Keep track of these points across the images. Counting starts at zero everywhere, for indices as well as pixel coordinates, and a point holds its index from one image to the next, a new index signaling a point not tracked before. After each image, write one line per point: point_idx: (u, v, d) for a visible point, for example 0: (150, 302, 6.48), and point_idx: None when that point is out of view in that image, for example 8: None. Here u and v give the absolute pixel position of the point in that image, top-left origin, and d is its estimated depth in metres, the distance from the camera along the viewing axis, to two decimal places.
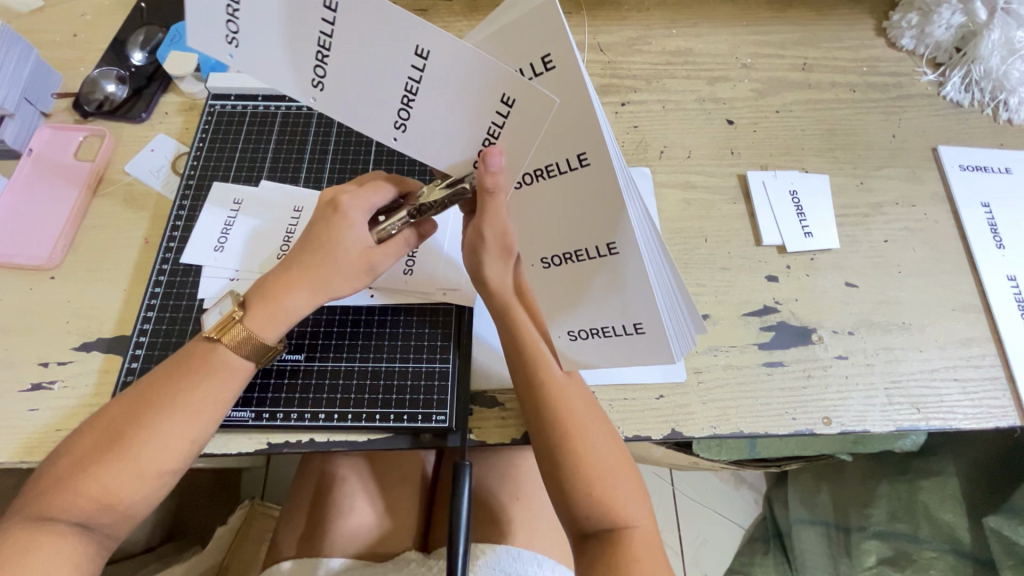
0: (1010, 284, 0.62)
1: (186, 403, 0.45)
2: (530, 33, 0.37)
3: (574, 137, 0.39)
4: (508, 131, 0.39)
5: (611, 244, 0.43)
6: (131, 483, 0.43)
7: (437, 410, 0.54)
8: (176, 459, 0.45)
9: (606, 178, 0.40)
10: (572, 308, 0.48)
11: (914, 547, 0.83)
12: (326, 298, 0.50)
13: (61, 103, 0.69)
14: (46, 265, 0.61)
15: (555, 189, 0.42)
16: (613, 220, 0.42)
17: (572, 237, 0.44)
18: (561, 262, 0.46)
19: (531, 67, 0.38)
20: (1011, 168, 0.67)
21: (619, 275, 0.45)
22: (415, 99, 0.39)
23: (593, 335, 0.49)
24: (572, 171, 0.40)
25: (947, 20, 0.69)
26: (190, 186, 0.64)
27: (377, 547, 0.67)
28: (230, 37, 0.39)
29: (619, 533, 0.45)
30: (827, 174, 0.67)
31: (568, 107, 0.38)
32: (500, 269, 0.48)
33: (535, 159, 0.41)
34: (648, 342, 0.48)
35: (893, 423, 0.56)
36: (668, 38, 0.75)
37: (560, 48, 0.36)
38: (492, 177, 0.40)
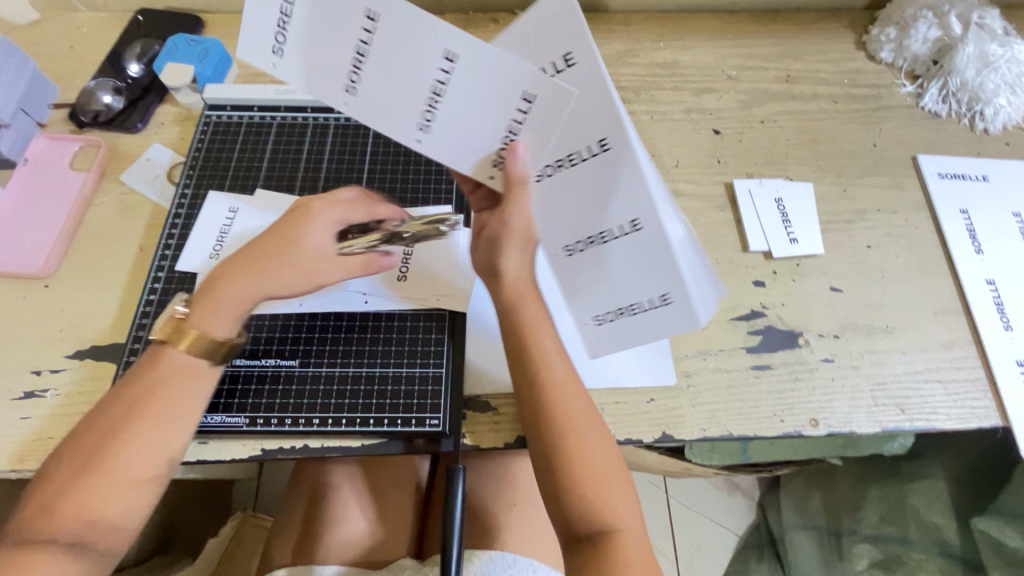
0: (989, 288, 0.63)
1: (150, 408, 0.44)
2: (552, 36, 0.41)
3: (596, 125, 0.42)
4: (531, 123, 0.42)
5: (634, 221, 0.47)
6: (113, 496, 0.43)
7: (431, 414, 0.55)
8: (155, 469, 0.44)
9: (627, 158, 0.44)
10: (598, 292, 0.52)
11: (903, 548, 0.84)
12: (265, 295, 0.49)
13: (58, 114, 0.70)
14: (40, 273, 0.61)
15: (578, 175, 0.45)
16: (635, 197, 0.45)
17: (598, 219, 0.47)
18: (587, 246, 0.49)
19: (553, 65, 0.42)
20: (988, 176, 0.69)
21: (645, 250, 0.48)
22: (440, 100, 0.42)
23: (622, 314, 0.52)
24: (596, 156, 0.43)
25: (923, 34, 0.72)
26: (185, 195, 0.65)
27: (371, 555, 0.67)
28: (277, 48, 0.41)
29: (610, 536, 0.46)
30: (811, 183, 0.69)
31: (591, 97, 0.41)
32: (518, 258, 0.49)
33: (557, 150, 0.44)
34: (674, 316, 0.51)
35: (879, 424, 0.57)
36: (655, 51, 0.77)
37: (580, 45, 0.40)
38: (516, 168, 0.44)
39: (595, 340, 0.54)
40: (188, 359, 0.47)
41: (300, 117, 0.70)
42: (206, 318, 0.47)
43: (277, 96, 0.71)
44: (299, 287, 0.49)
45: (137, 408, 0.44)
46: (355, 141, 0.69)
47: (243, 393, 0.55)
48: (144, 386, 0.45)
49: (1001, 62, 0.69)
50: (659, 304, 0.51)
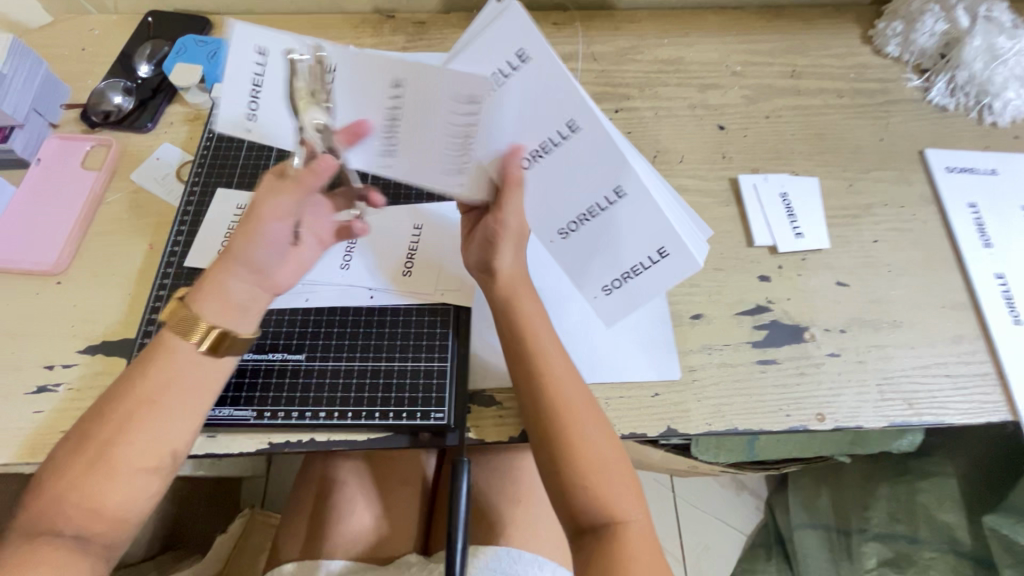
0: (998, 283, 0.63)
1: (149, 398, 0.45)
2: (504, 37, 0.42)
3: (563, 108, 0.44)
4: (509, 120, 0.45)
5: (617, 189, 0.48)
6: (118, 485, 0.43)
7: (436, 407, 0.55)
8: (154, 459, 0.45)
9: (599, 135, 0.45)
10: (603, 261, 0.52)
11: (914, 547, 0.83)
12: (234, 256, 0.47)
13: (69, 114, 0.72)
14: (52, 271, 0.62)
15: (557, 161, 0.47)
16: (614, 165, 0.47)
17: (582, 195, 0.48)
18: (580, 225, 0.50)
19: (509, 64, 0.43)
20: (996, 169, 0.69)
21: (634, 216, 0.49)
22: (400, 121, 0.44)
23: (626, 278, 0.53)
24: (569, 141, 0.45)
25: (930, 27, 0.72)
26: (193, 194, 0.66)
27: (378, 550, 0.67)
28: (250, 112, 0.48)
29: (615, 528, 0.46)
30: (817, 178, 0.69)
31: (553, 80, 0.43)
32: (512, 257, 0.51)
33: (531, 139, 0.46)
34: (673, 270, 0.51)
35: (886, 419, 0.57)
36: (660, 47, 0.77)
37: (529, 39, 0.42)
38: (513, 169, 0.46)
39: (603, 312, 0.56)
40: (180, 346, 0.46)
41: None
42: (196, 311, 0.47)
43: None
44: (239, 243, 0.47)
45: (141, 396, 0.45)
46: None
47: (250, 387, 0.55)
48: (148, 376, 0.46)
49: (1008, 55, 0.69)
50: (657, 260, 0.51)
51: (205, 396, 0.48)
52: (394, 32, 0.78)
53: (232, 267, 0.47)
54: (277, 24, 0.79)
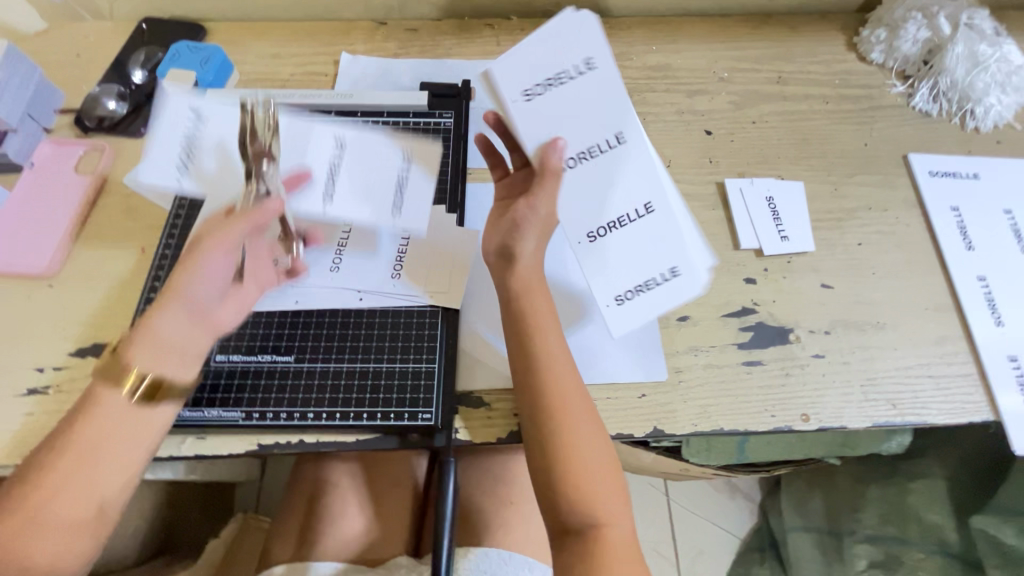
0: (980, 285, 0.64)
1: (81, 450, 0.45)
2: (576, 42, 0.46)
3: (616, 118, 0.48)
4: (565, 115, 0.47)
5: (648, 203, 0.49)
6: (48, 539, 0.44)
7: (423, 408, 0.56)
8: (85, 513, 0.45)
9: (642, 150, 0.49)
10: (620, 273, 0.50)
11: (902, 548, 0.84)
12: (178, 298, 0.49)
13: (63, 119, 0.72)
14: (44, 273, 0.63)
15: (600, 165, 0.49)
16: (650, 181, 0.49)
17: (616, 202, 0.49)
18: (608, 232, 0.50)
19: (575, 67, 0.46)
20: (979, 173, 0.70)
21: (656, 236, 0.50)
22: (405, 183, 0.61)
23: (638, 292, 0.50)
24: (616, 146, 0.48)
25: (913, 35, 0.73)
26: (185, 198, 0.67)
27: (369, 552, 0.67)
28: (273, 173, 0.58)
29: (599, 531, 0.46)
30: (802, 182, 0.70)
31: (610, 89, 0.47)
32: (534, 248, 0.52)
33: (582, 138, 0.48)
34: (682, 294, 0.50)
35: (870, 419, 0.58)
36: (648, 54, 0.78)
37: (600, 51, 0.46)
38: (557, 159, 0.48)
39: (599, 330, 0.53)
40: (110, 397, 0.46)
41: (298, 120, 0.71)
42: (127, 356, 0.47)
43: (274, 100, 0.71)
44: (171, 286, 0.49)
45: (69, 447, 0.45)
46: None
47: (240, 388, 0.56)
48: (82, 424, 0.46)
49: (991, 61, 0.70)
50: (670, 279, 0.50)
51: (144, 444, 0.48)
52: (386, 38, 0.79)
53: (171, 313, 0.48)
54: (270, 30, 0.80)
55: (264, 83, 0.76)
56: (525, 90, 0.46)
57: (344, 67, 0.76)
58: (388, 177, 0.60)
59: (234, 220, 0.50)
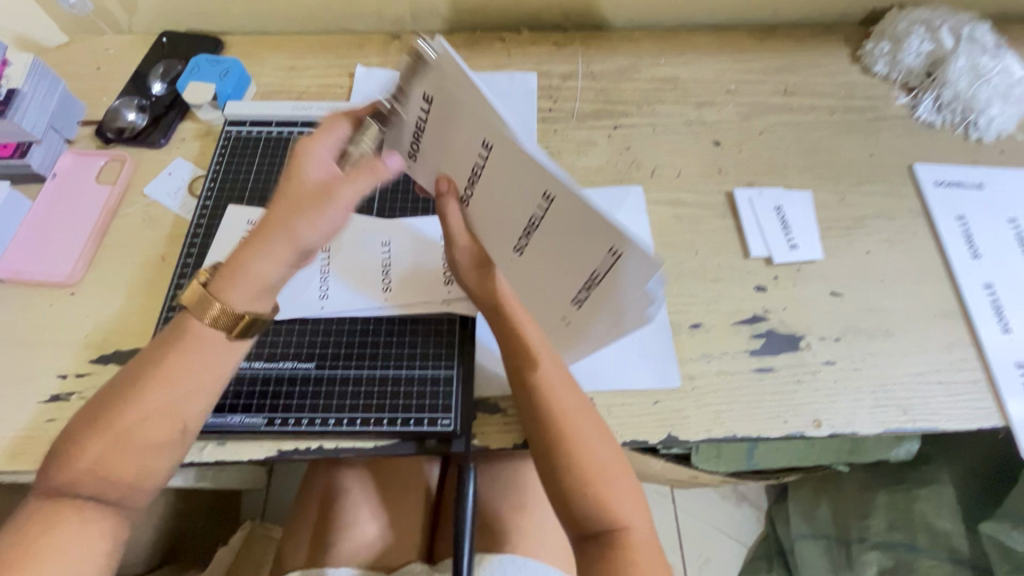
0: (987, 292, 0.65)
1: (161, 375, 0.42)
2: (405, 85, 0.45)
3: (472, 128, 0.43)
4: (442, 153, 0.47)
5: (547, 194, 0.43)
6: (135, 456, 0.41)
7: (443, 414, 0.56)
8: (170, 435, 0.42)
9: (512, 147, 0.42)
10: (562, 274, 0.49)
11: (912, 555, 0.84)
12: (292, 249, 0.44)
13: (85, 130, 0.74)
14: (66, 282, 0.64)
15: (490, 183, 0.46)
16: (539, 171, 0.42)
17: (522, 209, 0.46)
18: (529, 239, 0.48)
19: (421, 110, 0.45)
20: (983, 183, 0.71)
21: (572, 217, 0.44)
22: None
23: (592, 286, 0.48)
24: (486, 160, 0.44)
25: (916, 47, 0.75)
26: (206, 207, 0.68)
27: (383, 558, 0.67)
28: (322, 288, 0.62)
29: (620, 533, 0.47)
30: (810, 191, 0.71)
31: (450, 109, 0.43)
32: (479, 278, 0.53)
33: (463, 168, 0.47)
34: (637, 269, 0.44)
35: (881, 425, 0.58)
36: (657, 66, 0.80)
37: (424, 81, 0.43)
38: (444, 198, 0.49)
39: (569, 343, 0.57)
40: (217, 334, 0.44)
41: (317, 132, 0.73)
42: (227, 297, 0.43)
43: (295, 112, 0.73)
44: (326, 221, 0.45)
45: (167, 372, 0.42)
46: None
47: (262, 394, 0.57)
48: (175, 354, 0.43)
49: (991, 74, 0.71)
50: (614, 261, 0.44)
51: (217, 379, 0.44)
52: (400, 51, 0.81)
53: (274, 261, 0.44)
54: (286, 43, 0.81)
55: (281, 95, 0.77)
56: (407, 151, 0.49)
57: (359, 79, 0.78)
58: (434, 257, 0.64)
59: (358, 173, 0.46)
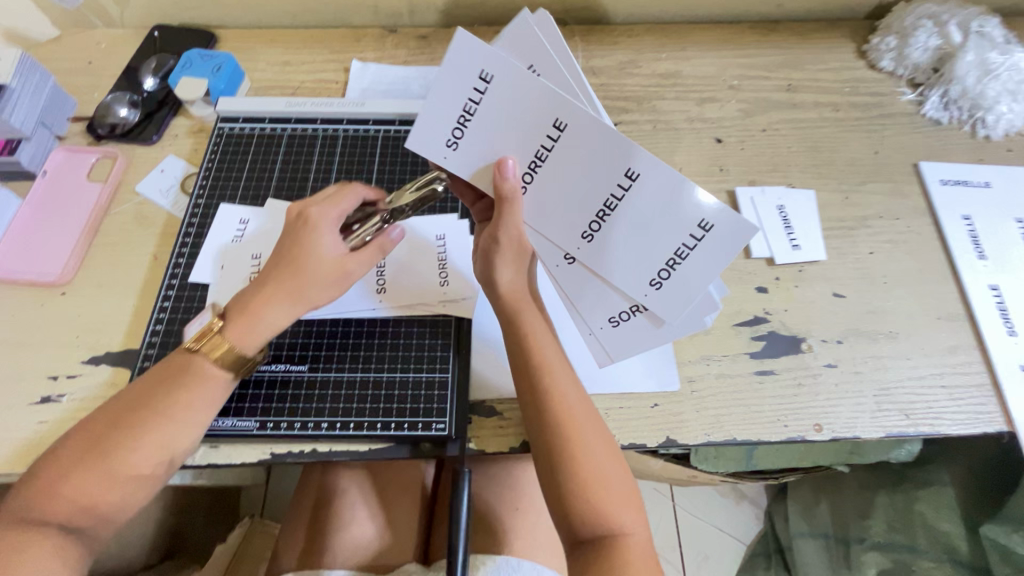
0: (993, 294, 0.63)
1: (162, 407, 0.47)
2: (466, 61, 0.41)
3: (547, 108, 0.42)
4: (501, 138, 0.44)
5: (629, 169, 0.43)
6: (116, 486, 0.44)
7: (437, 418, 0.56)
8: (155, 467, 0.46)
9: (592, 124, 0.42)
10: (636, 256, 0.47)
11: (911, 557, 0.83)
12: (303, 307, 0.51)
13: (76, 127, 0.73)
14: (57, 282, 0.63)
15: (558, 165, 0.44)
16: (618, 146, 0.43)
17: (595, 189, 0.45)
18: (601, 223, 0.46)
19: (480, 88, 0.42)
20: (990, 182, 0.70)
21: (657, 194, 0.44)
22: (447, 260, 0.62)
23: (672, 267, 0.47)
24: (560, 139, 0.43)
25: (923, 42, 0.73)
26: (198, 206, 0.67)
27: (378, 560, 0.67)
28: None
29: (615, 539, 0.46)
30: (813, 190, 0.70)
31: (524, 87, 0.41)
32: (512, 274, 0.50)
33: (524, 152, 0.44)
34: (724, 238, 0.45)
35: (883, 429, 0.57)
36: (658, 61, 0.78)
37: (492, 60, 0.41)
38: (508, 183, 0.44)
39: (620, 344, 0.53)
40: (221, 371, 0.49)
41: (311, 128, 0.72)
42: (232, 338, 0.49)
43: (289, 108, 0.72)
44: (337, 290, 0.52)
45: (157, 401, 0.47)
46: (364, 151, 0.70)
47: (253, 397, 0.56)
48: (174, 385, 0.48)
49: (1000, 70, 0.70)
50: (700, 234, 0.45)
51: (207, 412, 0.49)
52: (397, 45, 0.79)
53: (293, 321, 0.52)
54: (281, 37, 0.80)
55: (275, 91, 0.76)
56: (448, 140, 0.45)
57: (355, 74, 0.77)
58: (429, 257, 0.62)
59: (370, 249, 0.52)
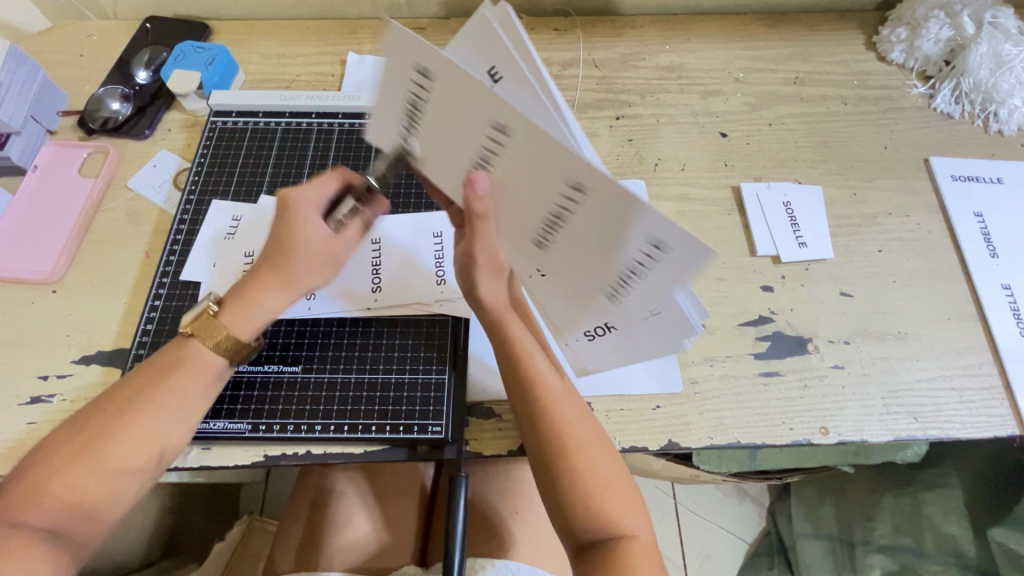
0: (1005, 294, 0.62)
1: (151, 395, 0.45)
2: (405, 55, 0.39)
3: (484, 111, 0.38)
4: (447, 136, 0.42)
5: (577, 183, 0.39)
6: (103, 480, 0.43)
7: (433, 421, 0.55)
8: (146, 459, 0.44)
9: (533, 131, 0.37)
10: (594, 265, 0.44)
11: (918, 560, 0.82)
12: (298, 292, 0.50)
13: (67, 121, 0.71)
14: (47, 280, 0.62)
15: (503, 170, 0.41)
16: (562, 159, 0.38)
17: (544, 199, 0.41)
18: (553, 232, 0.43)
19: (416, 84, 0.40)
20: (1003, 178, 0.68)
21: (605, 213, 0.40)
22: (444, 259, 0.61)
23: (629, 279, 0.43)
24: (501, 146, 0.39)
25: (935, 34, 0.71)
26: (191, 202, 0.65)
27: (375, 561, 0.66)
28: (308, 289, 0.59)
29: (619, 544, 0.44)
30: (820, 186, 0.68)
31: (460, 89, 0.38)
32: (494, 285, 0.48)
33: (471, 154, 0.42)
34: (683, 258, 0.40)
35: (891, 432, 0.56)
36: (662, 54, 0.76)
37: (425, 56, 0.38)
38: (480, 201, 0.42)
39: (597, 356, 0.54)
40: (218, 359, 0.49)
41: (305, 123, 0.70)
42: (224, 321, 0.49)
43: (282, 102, 0.70)
44: (331, 272, 0.51)
45: (148, 392, 0.45)
46: (360, 146, 0.69)
47: (246, 399, 0.55)
48: (164, 374, 0.47)
49: (1015, 62, 0.67)
50: (657, 250, 0.40)
51: (199, 401, 0.48)
52: None
53: (289, 306, 0.51)
54: (276, 29, 0.78)
55: (270, 84, 0.75)
56: (399, 133, 0.44)
57: (350, 66, 0.75)
58: (425, 256, 0.61)
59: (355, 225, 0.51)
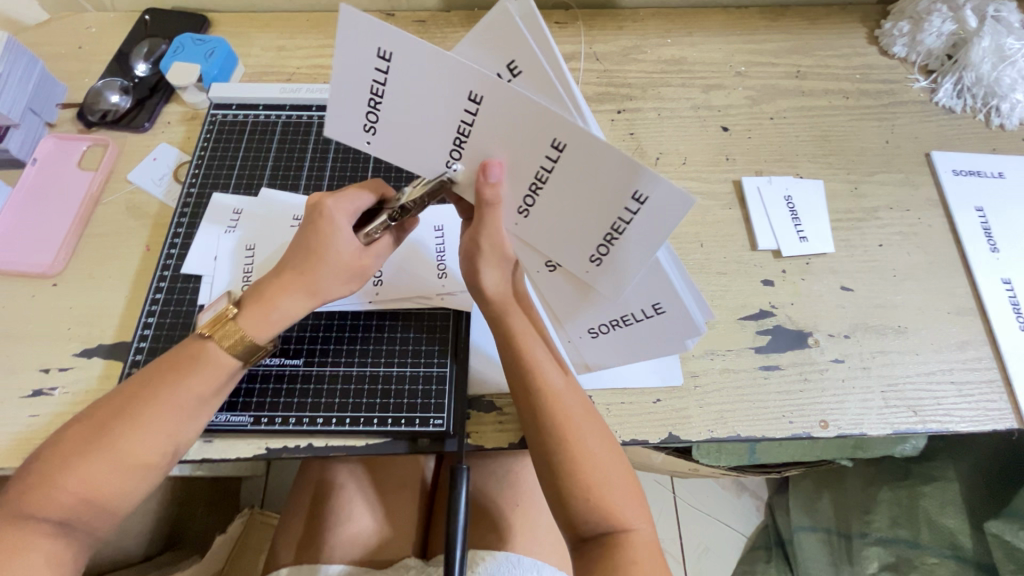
0: (1005, 288, 0.62)
1: (170, 395, 0.45)
2: (361, 39, 0.38)
3: (456, 83, 0.39)
4: (415, 116, 0.41)
5: (555, 142, 0.40)
6: (119, 476, 0.43)
7: (435, 414, 0.55)
8: (161, 456, 0.45)
9: (507, 93, 0.38)
10: (576, 230, 0.44)
11: (915, 552, 0.83)
12: (318, 300, 0.50)
13: (66, 113, 0.71)
14: (47, 273, 0.61)
15: (482, 141, 0.41)
16: (540, 115, 0.39)
17: (524, 164, 0.42)
18: (535, 197, 0.43)
19: (379, 69, 0.40)
20: (1004, 173, 0.68)
21: (583, 168, 0.40)
22: (444, 255, 0.61)
23: (612, 240, 0.44)
24: (476, 115, 0.40)
25: (937, 28, 0.71)
26: (191, 194, 0.65)
27: (377, 554, 0.66)
28: None
29: (619, 535, 0.45)
30: (821, 180, 0.68)
31: (427, 64, 0.38)
32: (498, 277, 0.48)
33: (444, 129, 0.41)
34: (662, 212, 0.41)
35: (891, 426, 0.56)
36: (663, 47, 0.76)
37: (385, 35, 0.38)
38: (493, 187, 0.42)
39: (599, 353, 0.54)
40: (232, 360, 0.48)
41: (306, 115, 0.70)
42: (246, 322, 0.48)
43: (282, 95, 0.70)
44: (353, 284, 0.52)
45: (168, 390, 0.45)
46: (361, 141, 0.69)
47: (248, 392, 0.55)
48: (182, 373, 0.46)
49: (1017, 56, 0.67)
50: (636, 207, 0.41)
51: (214, 402, 0.48)
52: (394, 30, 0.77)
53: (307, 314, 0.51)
54: (275, 21, 0.78)
55: (270, 77, 0.74)
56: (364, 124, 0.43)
57: None
58: (425, 251, 0.61)
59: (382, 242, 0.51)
